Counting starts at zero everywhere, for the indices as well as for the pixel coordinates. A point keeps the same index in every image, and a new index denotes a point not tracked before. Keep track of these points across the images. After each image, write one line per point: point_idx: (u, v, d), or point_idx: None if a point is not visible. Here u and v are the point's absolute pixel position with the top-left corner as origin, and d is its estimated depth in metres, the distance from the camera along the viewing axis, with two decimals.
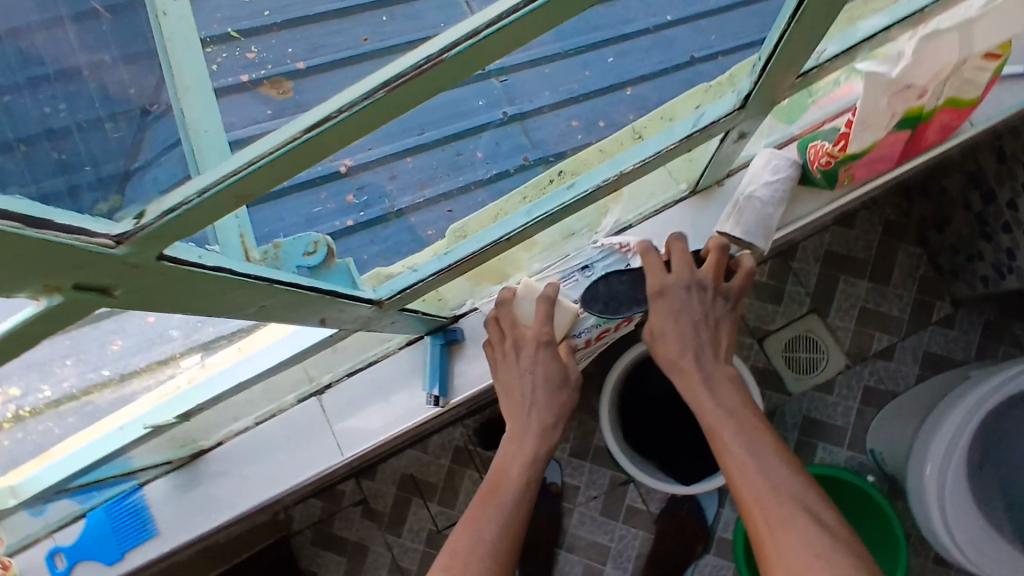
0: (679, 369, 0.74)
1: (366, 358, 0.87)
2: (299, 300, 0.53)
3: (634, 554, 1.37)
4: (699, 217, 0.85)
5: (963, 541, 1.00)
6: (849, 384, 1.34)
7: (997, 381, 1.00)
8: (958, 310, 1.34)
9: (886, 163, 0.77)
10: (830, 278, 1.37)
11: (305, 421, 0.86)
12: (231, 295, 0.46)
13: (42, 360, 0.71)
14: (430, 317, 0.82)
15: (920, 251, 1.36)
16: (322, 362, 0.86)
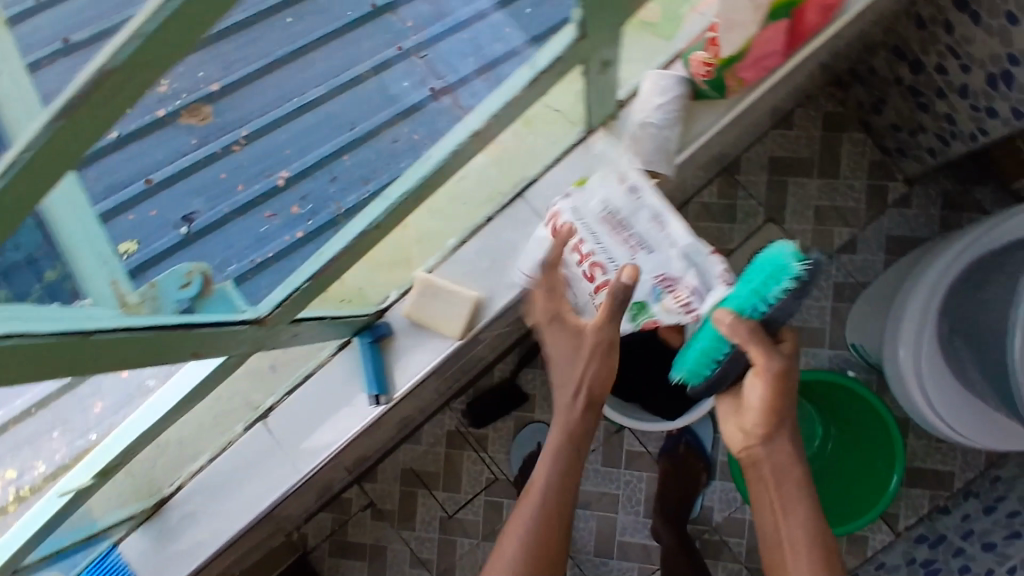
0: (782, 472, 0.77)
1: (301, 375, 0.84)
2: (167, 341, 0.56)
3: (644, 496, 1.38)
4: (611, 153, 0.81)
5: (941, 412, 0.97)
6: (818, 286, 1.33)
7: (959, 247, 0.94)
8: (914, 188, 1.31)
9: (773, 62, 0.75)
10: (779, 184, 1.35)
11: (258, 449, 0.84)
12: (51, 361, 0.45)
13: (29, 435, 0.72)
14: (347, 316, 0.79)
15: (864, 135, 1.33)
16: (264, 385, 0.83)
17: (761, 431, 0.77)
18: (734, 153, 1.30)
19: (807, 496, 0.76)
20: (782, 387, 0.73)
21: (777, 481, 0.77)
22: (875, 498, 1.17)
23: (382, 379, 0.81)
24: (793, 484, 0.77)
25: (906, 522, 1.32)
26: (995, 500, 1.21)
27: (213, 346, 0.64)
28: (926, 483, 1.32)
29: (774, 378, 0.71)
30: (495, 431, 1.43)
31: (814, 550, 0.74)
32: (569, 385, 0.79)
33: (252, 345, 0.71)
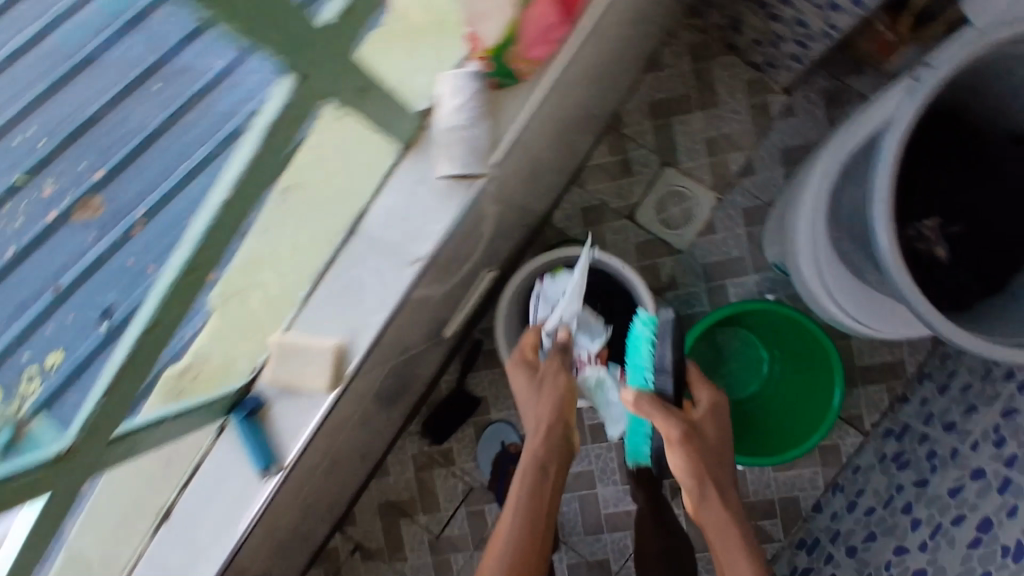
0: (722, 529, 0.81)
1: (191, 468, 0.75)
2: None
3: (618, 465, 1.38)
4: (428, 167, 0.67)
5: (855, 313, 0.96)
6: (728, 216, 1.32)
7: (841, 138, 0.90)
8: (794, 95, 1.30)
9: (559, 32, 0.67)
10: (664, 127, 1.33)
11: (161, 565, 0.75)
12: None
13: None
14: (204, 402, 0.70)
15: (733, 58, 1.31)
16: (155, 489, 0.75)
17: (695, 495, 0.83)
18: (609, 109, 1.28)
19: (750, 546, 0.79)
20: (693, 449, 0.83)
21: (721, 533, 0.80)
22: (821, 419, 1.18)
23: (266, 453, 0.72)
24: (738, 532, 0.80)
25: (871, 419, 1.33)
26: (945, 378, 1.22)
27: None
28: (880, 378, 1.33)
29: (682, 442, 0.82)
30: (457, 442, 1.41)
31: None
32: (542, 416, 0.88)
33: (52, 503, 0.61)
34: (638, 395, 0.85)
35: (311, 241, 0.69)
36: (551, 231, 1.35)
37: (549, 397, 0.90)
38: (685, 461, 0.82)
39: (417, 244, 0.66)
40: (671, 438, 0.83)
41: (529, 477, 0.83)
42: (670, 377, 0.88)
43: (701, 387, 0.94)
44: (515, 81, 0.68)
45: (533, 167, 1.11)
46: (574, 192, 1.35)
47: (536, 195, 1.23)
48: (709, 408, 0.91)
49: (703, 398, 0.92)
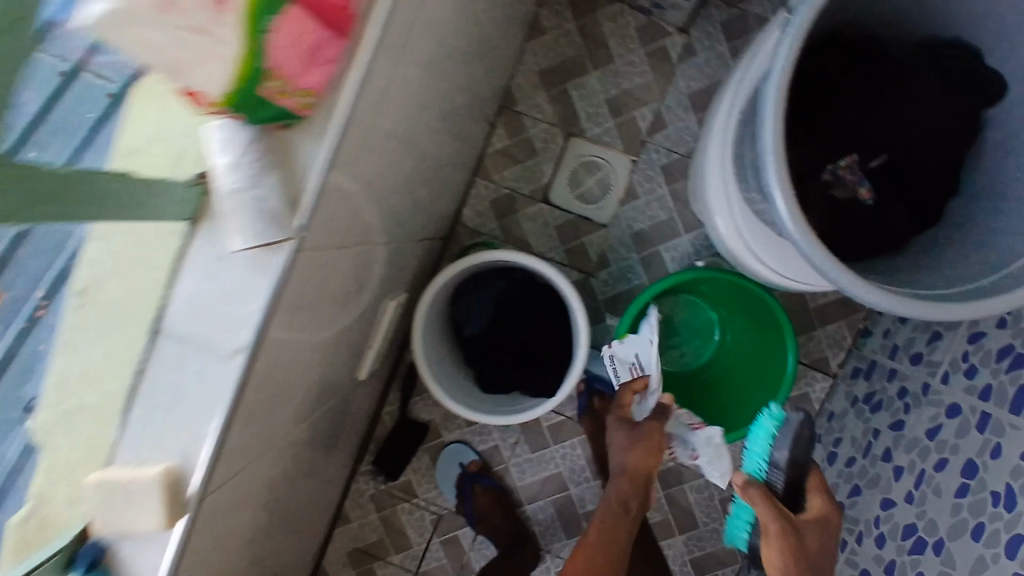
0: None
1: None
2: None
3: (586, 461, 1.29)
4: (220, 243, 0.54)
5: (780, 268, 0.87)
6: (647, 177, 1.21)
7: (740, 77, 0.80)
8: (691, 32, 1.18)
9: (331, 47, 0.48)
10: (559, 95, 1.21)
11: None
12: None
13: None
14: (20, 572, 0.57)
15: (618, 4, 1.19)
16: None
17: None
18: (494, 89, 1.16)
19: None
20: (789, 544, 0.81)
21: None
22: (778, 381, 1.11)
23: None
24: None
25: (838, 360, 1.25)
26: None
27: None
28: (840, 315, 1.24)
29: (780, 538, 0.81)
30: (414, 472, 1.32)
31: None
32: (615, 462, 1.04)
33: None
34: (749, 479, 0.84)
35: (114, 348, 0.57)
36: (463, 232, 1.24)
37: (640, 449, 1.01)
38: (777, 550, 0.81)
39: (235, 332, 0.55)
40: (773, 532, 0.81)
41: (613, 512, 1.00)
42: (782, 474, 0.88)
43: (817, 492, 0.89)
44: (296, 118, 0.51)
45: (416, 176, 1.00)
46: (479, 185, 1.23)
47: (433, 200, 1.11)
48: (818, 514, 0.86)
49: (833, 517, 0.87)
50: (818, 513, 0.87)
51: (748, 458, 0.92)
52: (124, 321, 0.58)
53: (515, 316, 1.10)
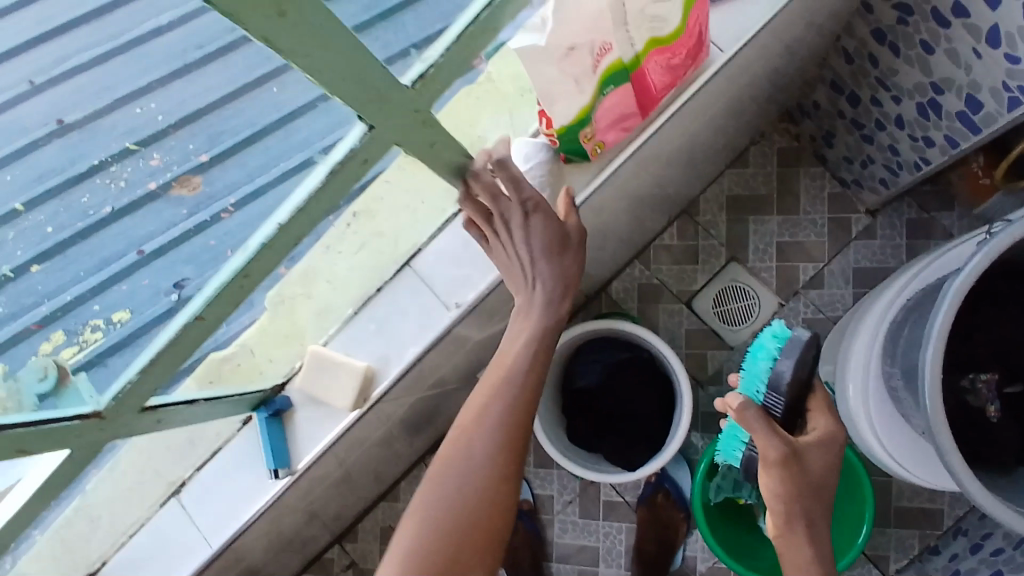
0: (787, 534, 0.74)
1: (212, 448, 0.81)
2: None
3: (625, 546, 1.34)
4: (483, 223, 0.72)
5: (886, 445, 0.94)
6: (786, 323, 1.30)
7: (915, 271, 0.90)
8: (877, 217, 1.29)
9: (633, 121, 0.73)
10: (738, 222, 1.33)
11: (172, 528, 0.81)
12: None
13: None
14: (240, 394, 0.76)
15: (821, 168, 1.32)
16: (177, 457, 0.80)
17: (779, 526, 0.75)
18: (686, 194, 1.30)
19: (820, 489, 0.76)
20: (799, 486, 0.74)
21: (784, 504, 0.74)
22: (843, 552, 1.13)
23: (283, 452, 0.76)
24: (811, 491, 0.75)
25: (897, 565, 1.26)
26: (980, 537, 1.14)
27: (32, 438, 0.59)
28: (915, 523, 1.26)
29: (802, 495, 0.74)
30: None
31: (791, 516, 0.74)
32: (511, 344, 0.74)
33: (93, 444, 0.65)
34: (745, 403, 0.75)
35: (365, 262, 0.75)
36: (606, 301, 1.36)
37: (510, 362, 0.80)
38: (786, 482, 0.74)
39: (462, 293, 0.77)
40: (789, 482, 0.74)
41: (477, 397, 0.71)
42: (782, 398, 0.82)
43: (816, 414, 0.82)
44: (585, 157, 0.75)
45: (600, 237, 1.14)
46: (636, 267, 1.35)
47: (599, 264, 1.25)
48: (822, 437, 0.79)
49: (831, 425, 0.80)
50: (821, 437, 0.79)
51: (749, 381, 0.87)
52: (380, 250, 0.75)
53: (622, 386, 1.20)
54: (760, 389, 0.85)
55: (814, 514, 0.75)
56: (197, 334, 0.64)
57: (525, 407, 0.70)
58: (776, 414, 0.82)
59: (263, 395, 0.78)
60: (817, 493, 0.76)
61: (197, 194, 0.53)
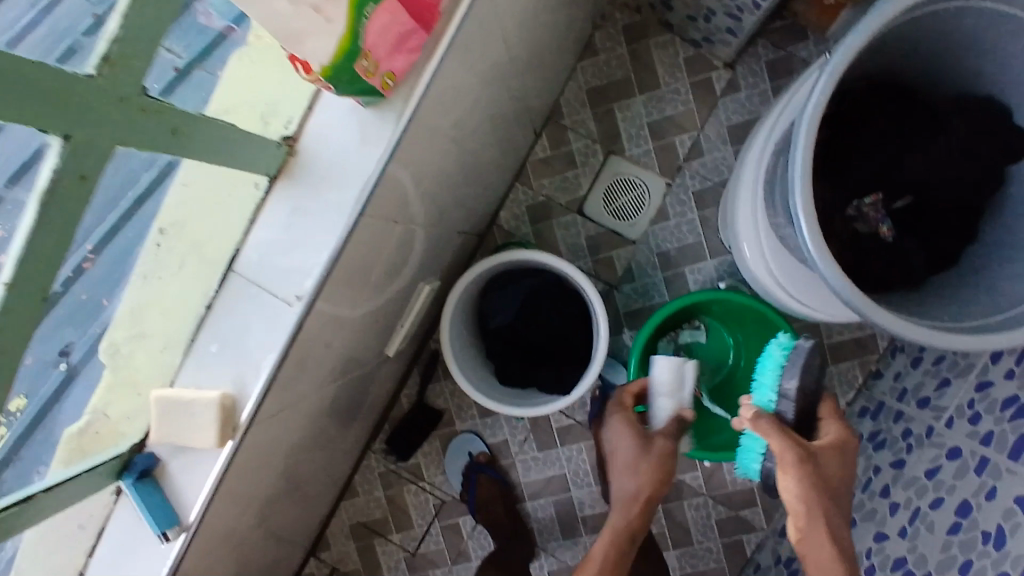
0: (806, 535, 0.76)
1: (97, 528, 0.72)
2: None
3: (590, 464, 1.34)
4: (296, 198, 0.63)
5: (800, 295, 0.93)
6: (680, 201, 1.27)
7: (779, 113, 0.87)
8: (736, 68, 1.25)
9: (418, 39, 0.59)
10: (605, 113, 1.28)
11: None
12: None
13: None
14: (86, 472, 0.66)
15: (670, 35, 1.26)
16: (58, 554, 0.71)
17: (800, 525, 0.76)
18: (544, 101, 1.23)
19: (835, 491, 0.79)
20: (823, 483, 0.77)
21: (804, 502, 0.76)
22: None
23: (165, 512, 0.67)
24: (825, 484, 0.77)
25: (846, 398, 1.29)
26: (916, 350, 1.17)
27: None
28: (851, 354, 1.28)
29: (828, 495, 0.77)
30: (424, 456, 1.38)
31: (812, 512, 0.75)
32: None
33: None
34: (757, 413, 0.81)
35: (184, 277, 0.67)
36: (499, 234, 1.30)
37: (646, 469, 0.95)
38: (813, 480, 0.76)
39: (299, 282, 0.63)
40: (816, 484, 0.77)
41: None
42: (792, 403, 0.83)
43: (832, 426, 0.85)
44: (377, 98, 0.61)
45: (466, 174, 1.07)
46: (518, 190, 1.30)
47: (476, 200, 1.18)
48: (834, 440, 0.82)
49: (837, 429, 0.84)
50: (836, 442, 0.82)
51: (758, 392, 0.87)
52: (200, 259, 0.66)
53: (534, 317, 1.16)
54: (772, 396, 0.84)
55: (836, 513, 0.76)
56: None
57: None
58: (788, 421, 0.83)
59: (124, 458, 0.68)
60: (830, 491, 0.78)
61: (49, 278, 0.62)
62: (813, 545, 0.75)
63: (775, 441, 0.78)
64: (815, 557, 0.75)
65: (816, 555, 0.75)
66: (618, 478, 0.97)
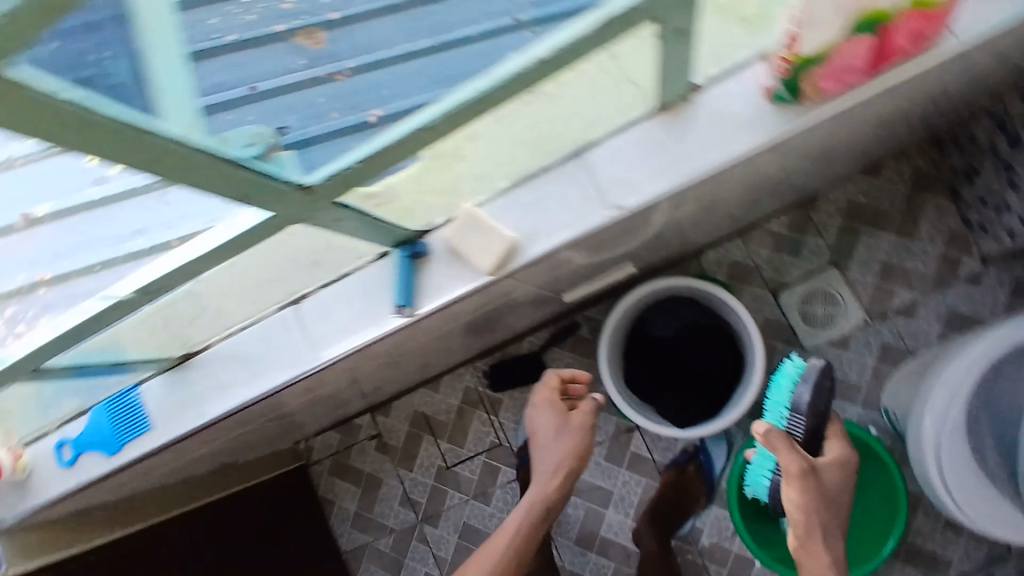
0: (809, 539, 0.88)
1: (338, 273, 0.78)
2: (232, 178, 0.53)
3: (638, 500, 1.38)
4: (669, 137, 0.69)
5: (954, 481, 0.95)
6: (865, 341, 1.30)
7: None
8: (987, 267, 1.27)
9: (856, 76, 0.64)
10: (851, 230, 1.32)
11: (283, 330, 0.80)
12: (192, 170, 0.50)
13: (71, 292, 0.68)
14: (389, 227, 0.71)
15: (951, 203, 1.30)
16: (297, 275, 0.77)
17: (799, 533, 0.89)
18: (813, 188, 1.28)
19: (831, 506, 0.91)
20: (823, 510, 0.89)
21: (806, 509, 0.88)
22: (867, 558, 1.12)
23: (413, 290, 0.74)
24: (823, 495, 0.90)
25: None
26: None
27: (265, 198, 0.58)
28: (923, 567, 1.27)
29: (827, 518, 0.90)
30: (509, 398, 1.46)
31: (811, 514, 0.88)
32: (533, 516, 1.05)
33: (292, 215, 0.63)
34: (771, 428, 0.85)
35: (532, 135, 0.70)
36: (696, 267, 1.35)
37: (566, 443, 1.10)
38: (813, 496, 0.88)
39: (626, 196, 0.70)
40: (811, 511, 0.88)
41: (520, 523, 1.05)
42: (803, 420, 0.94)
43: (839, 453, 0.95)
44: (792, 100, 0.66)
45: (726, 205, 1.13)
46: (737, 243, 1.34)
47: (706, 229, 1.24)
48: (839, 457, 0.94)
49: (836, 448, 0.95)
50: (837, 459, 0.94)
51: (771, 409, 0.99)
52: (558, 130, 0.70)
53: (693, 349, 1.23)
54: (784, 415, 0.97)
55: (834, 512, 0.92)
56: (400, 148, 0.61)
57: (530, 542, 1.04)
58: (798, 436, 0.94)
59: (409, 235, 0.74)
60: (825, 502, 0.90)
61: (319, 50, 0.56)
62: (813, 543, 0.88)
63: (785, 453, 0.86)
64: (819, 557, 0.89)
65: (812, 553, 0.89)
66: (540, 446, 1.12)
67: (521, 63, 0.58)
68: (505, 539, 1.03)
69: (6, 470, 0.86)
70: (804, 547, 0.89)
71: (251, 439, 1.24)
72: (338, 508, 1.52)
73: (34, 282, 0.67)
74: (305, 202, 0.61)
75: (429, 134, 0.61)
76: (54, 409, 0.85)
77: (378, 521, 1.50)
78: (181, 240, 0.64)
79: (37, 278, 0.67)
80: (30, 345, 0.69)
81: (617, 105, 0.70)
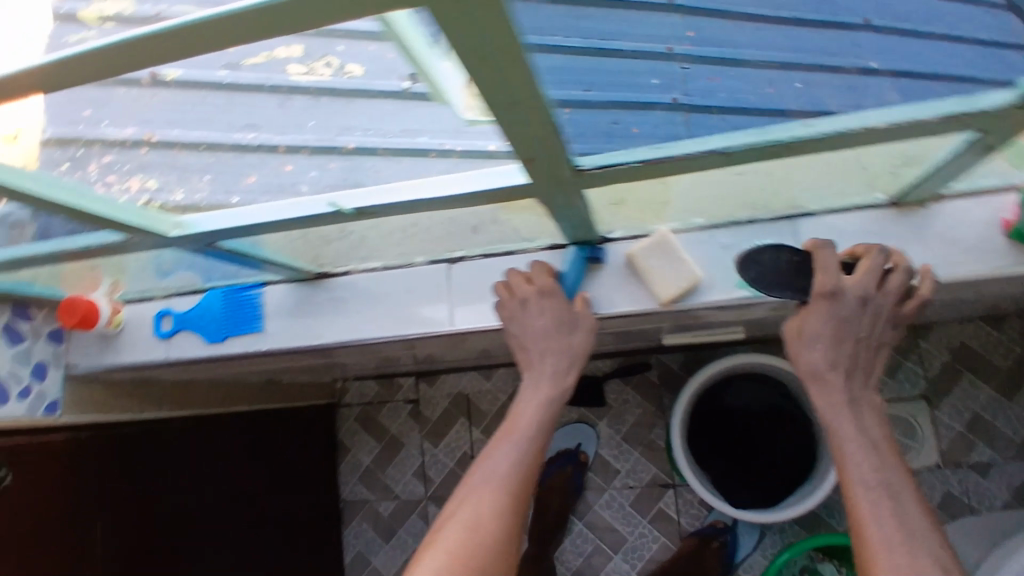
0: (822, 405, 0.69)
1: (502, 248, 0.77)
2: (541, 137, 0.47)
3: (649, 555, 1.35)
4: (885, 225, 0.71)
5: None
6: (929, 484, 1.26)
7: None
8: None
9: None
10: (953, 371, 1.29)
11: (425, 284, 0.78)
12: (521, 117, 0.44)
13: (185, 164, 0.62)
14: (586, 226, 0.69)
15: None
16: (460, 237, 0.75)
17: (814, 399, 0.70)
18: (933, 318, 1.24)
19: (858, 362, 0.69)
20: (828, 355, 0.68)
21: (812, 376, 0.69)
22: None
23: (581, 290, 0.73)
24: (842, 350, 0.68)
25: None
26: None
27: (545, 164, 0.52)
28: None
29: (832, 371, 0.68)
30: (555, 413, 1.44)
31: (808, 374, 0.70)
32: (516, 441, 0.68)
33: (542, 191, 0.59)
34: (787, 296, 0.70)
35: (756, 192, 0.69)
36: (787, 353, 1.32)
37: (562, 346, 0.71)
38: (803, 349, 0.69)
39: None
40: (807, 371, 0.70)
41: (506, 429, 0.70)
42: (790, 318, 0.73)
43: (820, 265, 0.65)
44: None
45: None
46: None
47: None
48: (864, 280, 0.66)
49: (870, 265, 0.67)
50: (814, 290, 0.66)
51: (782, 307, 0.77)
52: (783, 193, 0.69)
53: (770, 433, 1.21)
54: None
55: (856, 350, 0.69)
56: (676, 166, 0.56)
57: (511, 492, 0.66)
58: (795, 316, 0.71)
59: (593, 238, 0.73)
60: (847, 360, 0.69)
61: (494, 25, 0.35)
62: (830, 420, 0.68)
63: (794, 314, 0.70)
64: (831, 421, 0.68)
65: (838, 440, 0.67)
66: (534, 359, 0.72)
67: (855, 124, 0.51)
68: (485, 474, 0.67)
69: (102, 323, 0.83)
70: (835, 432, 0.67)
71: (304, 365, 1.22)
72: (351, 458, 1.51)
73: (139, 138, 0.59)
74: (564, 183, 0.57)
75: (718, 157, 0.55)
76: (167, 278, 0.83)
77: (386, 484, 1.49)
78: (351, 149, 0.60)
79: (142, 136, 0.58)
80: (205, 217, 0.66)
81: (848, 185, 0.67)
